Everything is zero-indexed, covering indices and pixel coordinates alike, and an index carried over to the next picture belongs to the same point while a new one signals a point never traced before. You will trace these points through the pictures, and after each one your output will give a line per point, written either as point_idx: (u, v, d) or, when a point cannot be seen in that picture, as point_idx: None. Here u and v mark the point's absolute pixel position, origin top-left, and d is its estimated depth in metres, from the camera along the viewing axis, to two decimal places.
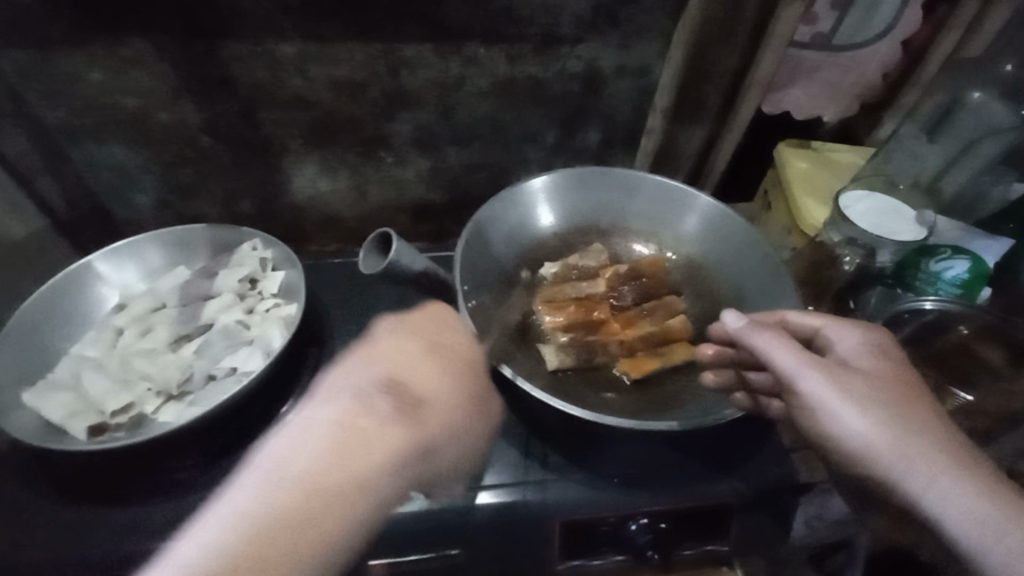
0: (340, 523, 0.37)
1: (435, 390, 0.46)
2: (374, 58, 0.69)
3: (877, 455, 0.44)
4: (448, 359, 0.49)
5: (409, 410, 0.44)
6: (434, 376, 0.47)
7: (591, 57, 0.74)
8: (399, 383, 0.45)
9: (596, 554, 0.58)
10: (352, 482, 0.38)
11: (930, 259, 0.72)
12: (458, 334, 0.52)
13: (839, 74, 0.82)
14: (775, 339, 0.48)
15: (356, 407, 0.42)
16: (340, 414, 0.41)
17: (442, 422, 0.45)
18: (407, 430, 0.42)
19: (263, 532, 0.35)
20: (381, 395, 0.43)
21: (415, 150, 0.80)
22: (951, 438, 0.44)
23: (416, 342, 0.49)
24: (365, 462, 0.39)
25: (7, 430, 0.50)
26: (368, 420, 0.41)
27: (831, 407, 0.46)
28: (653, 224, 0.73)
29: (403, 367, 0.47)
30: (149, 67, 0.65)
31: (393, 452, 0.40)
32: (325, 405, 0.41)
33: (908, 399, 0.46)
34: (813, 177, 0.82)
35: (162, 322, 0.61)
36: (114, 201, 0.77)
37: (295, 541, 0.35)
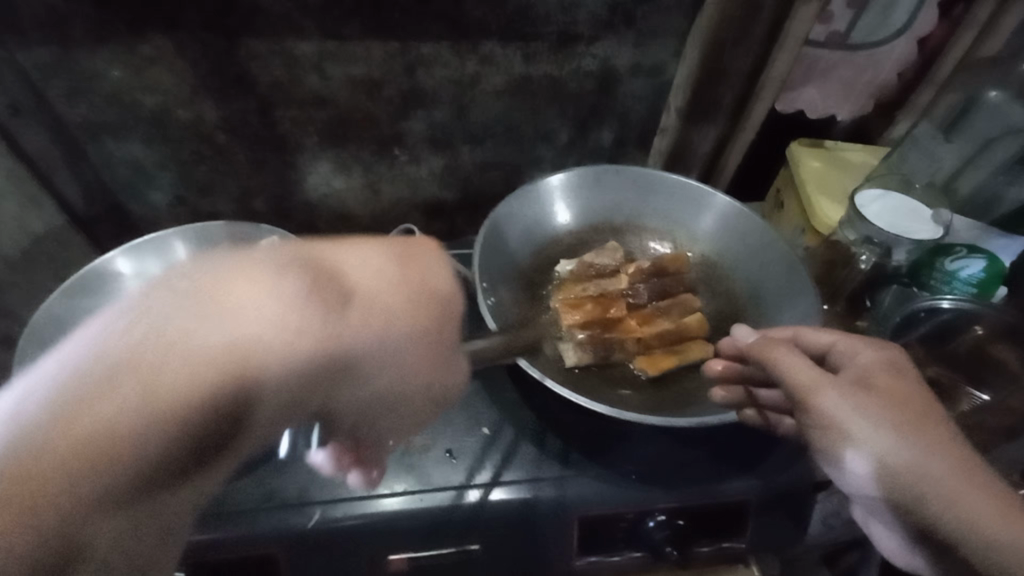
0: (206, 323, 0.29)
1: (376, 300, 0.35)
2: (393, 57, 0.69)
3: (890, 478, 0.42)
4: (413, 280, 0.37)
5: (327, 314, 0.32)
6: (380, 287, 0.35)
7: (607, 56, 0.75)
8: (337, 279, 0.34)
9: (613, 550, 0.59)
10: (225, 346, 0.29)
11: (945, 258, 0.73)
12: (427, 251, 0.39)
13: (854, 74, 0.82)
14: (790, 357, 0.47)
15: (258, 283, 0.31)
16: (248, 284, 0.31)
17: (368, 342, 0.34)
18: (308, 339, 0.31)
19: (82, 408, 0.26)
20: (303, 279, 0.32)
21: (430, 148, 0.80)
22: (967, 464, 0.42)
23: (378, 255, 0.36)
24: (245, 331, 0.29)
25: None
26: (267, 300, 0.31)
27: (845, 428, 0.44)
28: (667, 222, 0.73)
29: (351, 261, 0.35)
30: (169, 64, 0.65)
31: (288, 343, 0.30)
32: (233, 261, 0.31)
33: (923, 421, 0.44)
34: (826, 176, 0.82)
35: None
36: (131, 198, 0.77)
37: (106, 447, 0.26)
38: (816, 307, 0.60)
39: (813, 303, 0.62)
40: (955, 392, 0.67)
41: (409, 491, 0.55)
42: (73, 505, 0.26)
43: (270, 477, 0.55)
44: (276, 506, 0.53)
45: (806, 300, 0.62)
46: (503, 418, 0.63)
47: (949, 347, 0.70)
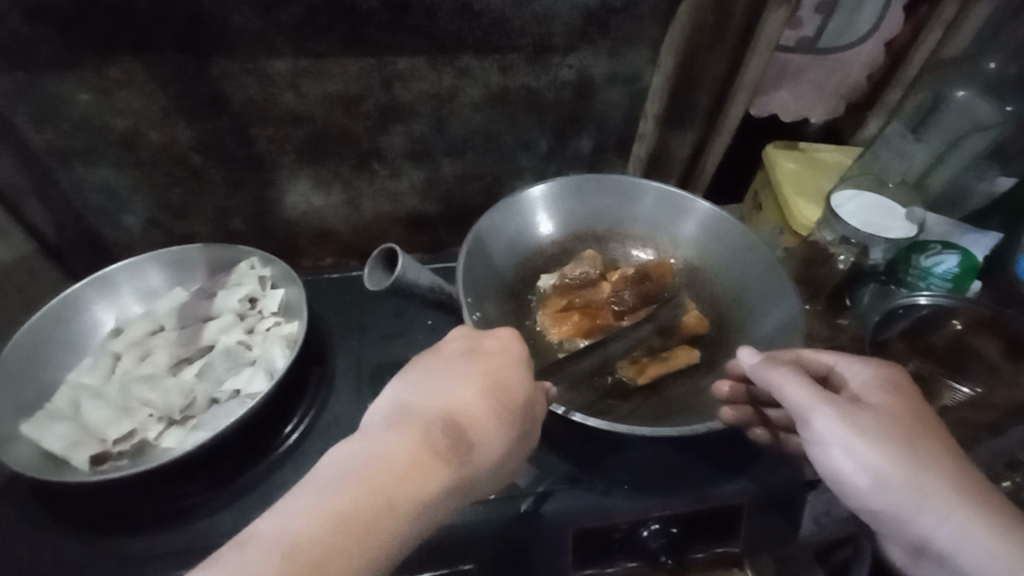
0: (396, 453, 0.40)
1: (489, 427, 0.44)
2: (369, 72, 0.69)
3: (890, 490, 0.43)
4: (502, 400, 0.46)
5: (466, 454, 0.42)
6: (496, 405, 0.45)
7: (583, 66, 0.75)
8: (459, 420, 0.43)
9: (609, 561, 0.58)
10: (406, 487, 0.38)
11: (920, 255, 0.75)
12: (513, 349, 0.49)
13: (823, 76, 0.84)
14: (791, 376, 0.47)
15: (418, 447, 0.40)
16: (412, 453, 0.40)
17: (490, 463, 0.43)
18: (452, 477, 0.40)
19: (332, 517, 0.35)
20: (438, 429, 0.42)
21: (409, 162, 0.80)
22: (963, 477, 0.43)
23: (475, 378, 0.46)
24: (412, 495, 0.38)
25: (6, 462, 0.49)
26: (427, 456, 0.40)
27: (844, 443, 0.44)
28: (648, 228, 0.74)
29: (467, 399, 0.45)
30: (138, 86, 0.64)
31: (429, 484, 0.39)
32: (391, 434, 0.41)
33: (922, 440, 0.44)
34: (801, 177, 0.83)
35: (160, 345, 0.60)
36: (104, 224, 0.76)
37: (370, 533, 0.36)
38: (799, 307, 0.61)
39: (798, 301, 0.62)
40: (937, 387, 0.69)
41: None
42: None
43: (259, 504, 0.55)
44: None
45: (790, 301, 0.62)
46: None
47: (929, 341, 0.72)
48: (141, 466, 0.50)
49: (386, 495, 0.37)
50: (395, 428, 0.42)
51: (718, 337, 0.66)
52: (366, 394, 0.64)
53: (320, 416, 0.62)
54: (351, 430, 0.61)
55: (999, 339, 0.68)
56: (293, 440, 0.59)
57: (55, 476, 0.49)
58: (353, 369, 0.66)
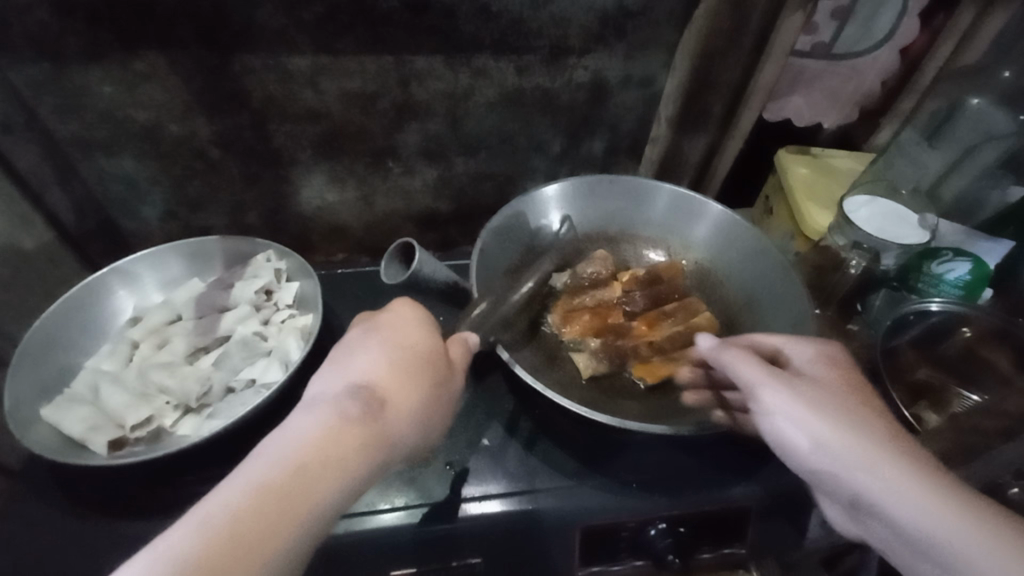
0: (310, 426, 0.40)
1: (406, 394, 0.45)
2: (386, 70, 0.70)
3: (831, 453, 0.43)
4: (411, 359, 0.47)
5: (384, 418, 0.43)
6: (410, 374, 0.46)
7: (598, 68, 0.76)
8: (372, 390, 0.44)
9: (615, 560, 0.58)
10: (326, 454, 0.39)
11: (933, 262, 0.74)
12: (417, 321, 0.50)
13: (837, 83, 0.84)
14: (741, 357, 0.49)
15: (335, 417, 0.41)
16: (328, 423, 0.41)
17: (408, 421, 0.45)
18: (374, 446, 0.41)
19: (253, 497, 0.36)
20: (350, 396, 0.43)
21: (423, 160, 0.81)
22: (900, 439, 0.43)
23: (385, 345, 0.48)
24: (330, 459, 0.39)
25: (27, 444, 0.50)
26: (344, 422, 0.41)
27: (789, 411, 0.46)
28: (660, 231, 0.74)
29: (375, 364, 0.46)
30: (161, 80, 0.65)
31: (347, 447, 0.40)
32: (306, 414, 0.41)
33: (856, 405, 0.46)
34: (814, 182, 0.84)
35: (178, 334, 0.61)
36: (122, 214, 0.77)
37: (293, 506, 0.36)
38: (811, 311, 0.61)
39: (810, 307, 0.61)
40: (946, 395, 0.69)
41: (408, 505, 0.55)
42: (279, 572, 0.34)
43: None
44: None
45: (803, 306, 0.62)
46: (502, 427, 0.63)
47: (940, 348, 0.72)
48: (157, 452, 0.51)
49: (307, 466, 0.38)
50: (309, 406, 0.42)
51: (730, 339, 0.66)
52: None
53: None
54: None
55: (1008, 351, 0.68)
56: None
57: (74, 459, 0.50)
58: None
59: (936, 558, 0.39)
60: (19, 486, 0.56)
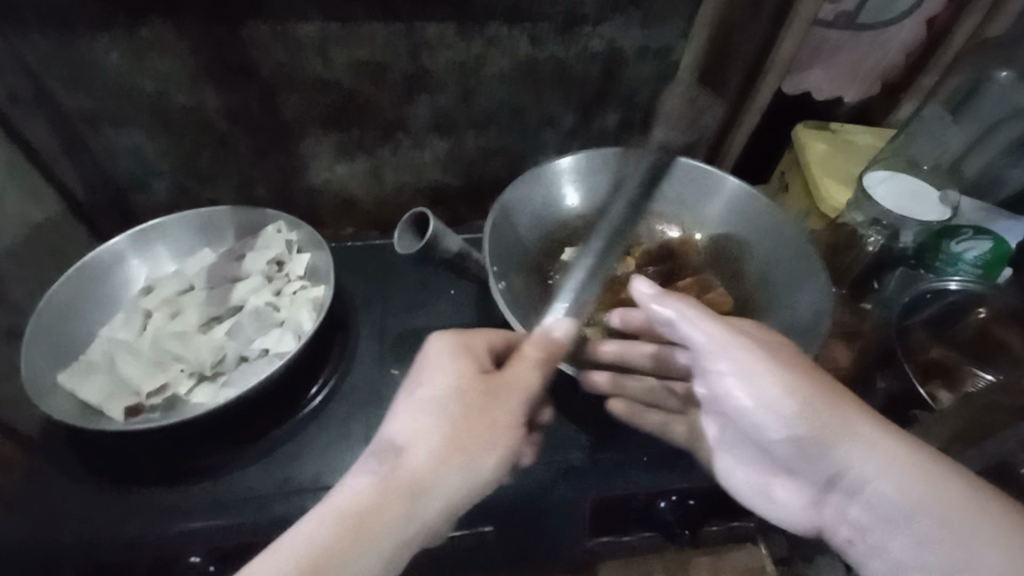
0: (355, 486, 0.42)
1: (456, 448, 0.44)
2: (396, 39, 0.68)
3: (788, 416, 0.46)
4: (469, 403, 0.46)
5: (426, 481, 0.42)
6: (446, 420, 0.45)
7: (613, 38, 0.74)
8: (421, 447, 0.43)
9: (626, 531, 0.60)
10: (364, 521, 0.40)
11: (950, 240, 0.74)
12: (465, 358, 0.49)
13: (860, 56, 0.82)
14: (692, 316, 0.50)
15: (383, 479, 0.42)
16: (375, 485, 0.41)
17: (457, 478, 0.43)
18: (406, 504, 0.41)
19: (289, 559, 0.38)
20: (393, 454, 0.43)
21: (433, 134, 0.79)
22: (849, 400, 0.46)
23: (444, 392, 0.46)
24: (374, 525, 0.40)
25: (47, 410, 0.50)
26: (387, 486, 0.41)
27: (745, 373, 0.48)
28: (676, 205, 0.73)
29: (427, 413, 0.45)
30: (168, 49, 0.64)
31: (388, 512, 0.41)
32: (363, 470, 0.43)
33: (806, 367, 0.48)
34: (831, 158, 0.82)
35: (191, 304, 0.61)
36: (132, 188, 0.76)
37: (331, 567, 0.38)
38: (827, 290, 0.61)
39: (828, 285, 0.61)
40: (959, 375, 0.68)
41: None
42: None
43: (286, 462, 0.56)
44: (292, 490, 0.55)
45: (819, 284, 0.61)
46: None
47: (954, 329, 0.71)
48: (173, 419, 0.51)
49: (349, 529, 0.40)
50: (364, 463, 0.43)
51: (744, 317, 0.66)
52: (389, 359, 0.65)
53: (345, 380, 0.63)
54: (374, 392, 0.62)
55: None
56: (318, 402, 0.60)
57: (94, 425, 0.50)
58: (375, 335, 0.67)
59: (917, 533, 0.43)
60: (41, 453, 0.57)
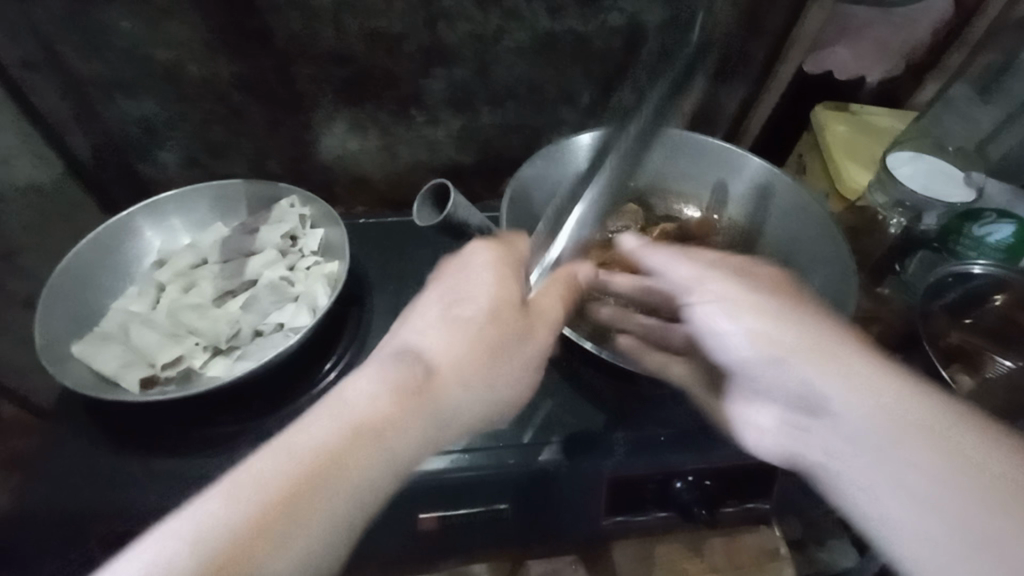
0: (357, 387, 0.39)
1: (471, 359, 0.42)
2: (414, 10, 0.67)
3: (768, 344, 0.45)
4: (483, 316, 0.44)
5: (436, 388, 0.40)
6: (481, 335, 0.43)
7: (635, 12, 0.72)
8: (431, 358, 0.42)
9: (641, 510, 0.59)
10: (370, 422, 0.37)
11: (974, 224, 0.69)
12: (504, 268, 0.46)
13: (887, 34, 0.80)
14: (668, 257, 0.51)
15: (391, 385, 0.39)
16: (383, 388, 0.39)
17: (468, 391, 0.41)
18: (424, 418, 0.39)
19: (289, 454, 0.35)
20: (402, 361, 0.41)
21: (448, 109, 0.78)
22: (839, 331, 0.44)
23: (456, 305, 0.44)
24: (381, 425, 0.37)
25: (62, 379, 0.50)
26: (396, 391, 0.39)
27: (724, 306, 0.47)
28: (696, 186, 0.73)
29: (439, 326, 0.43)
30: (181, 15, 0.62)
31: (397, 414, 0.38)
32: (368, 371, 0.40)
33: (793, 299, 0.47)
34: (853, 140, 0.80)
35: (205, 278, 0.60)
36: (141, 159, 0.75)
37: (334, 464, 0.35)
38: (851, 273, 0.59)
39: (853, 267, 0.59)
40: (980, 359, 0.67)
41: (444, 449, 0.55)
42: (319, 528, 0.34)
43: None
44: None
45: (842, 266, 0.60)
46: None
47: (975, 316, 0.70)
48: (189, 391, 0.51)
49: (356, 427, 0.37)
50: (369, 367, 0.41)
51: None
52: None
53: (359, 356, 0.62)
54: None
55: None
56: (332, 376, 0.60)
57: (110, 395, 0.50)
58: (389, 311, 0.66)
59: (892, 463, 0.39)
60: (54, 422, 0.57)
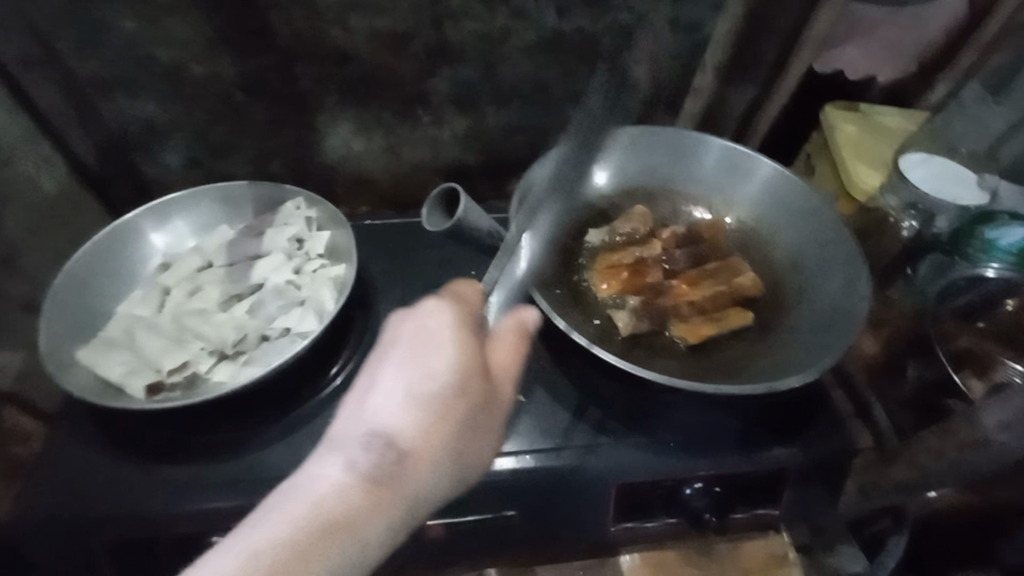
0: (320, 480, 0.37)
1: (437, 439, 0.40)
2: (420, 9, 0.66)
3: None
4: (451, 391, 0.41)
5: (405, 474, 0.39)
6: (448, 413, 0.41)
7: (642, 11, 0.71)
8: (397, 437, 0.39)
9: (650, 516, 0.59)
10: (336, 521, 0.36)
11: (986, 226, 0.70)
12: (467, 332, 0.43)
13: (897, 34, 0.79)
14: None
15: (355, 475, 0.37)
16: (348, 480, 0.37)
17: (436, 471, 0.40)
18: (392, 511, 0.38)
19: (251, 571, 0.33)
20: (367, 445, 0.39)
21: (453, 109, 0.77)
22: None
23: (420, 377, 0.41)
24: (347, 523, 0.36)
25: (66, 386, 0.50)
26: (360, 485, 0.37)
27: None
28: (706, 188, 0.72)
29: (403, 402, 0.41)
30: (185, 14, 0.62)
31: (366, 509, 0.37)
32: (331, 463, 0.38)
33: None
34: (862, 140, 0.79)
35: (210, 281, 0.60)
36: (144, 160, 0.74)
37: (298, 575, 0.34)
38: (864, 276, 0.59)
39: (865, 271, 0.59)
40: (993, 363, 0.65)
41: None
42: None
43: (306, 443, 0.56)
44: None
45: (855, 268, 0.60)
46: (538, 385, 0.62)
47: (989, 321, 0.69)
48: (195, 397, 0.50)
49: (322, 530, 0.36)
50: (331, 452, 0.39)
51: (777, 303, 0.63)
52: None
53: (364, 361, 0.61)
54: None
55: None
56: (338, 383, 0.59)
57: (116, 402, 0.50)
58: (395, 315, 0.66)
59: None
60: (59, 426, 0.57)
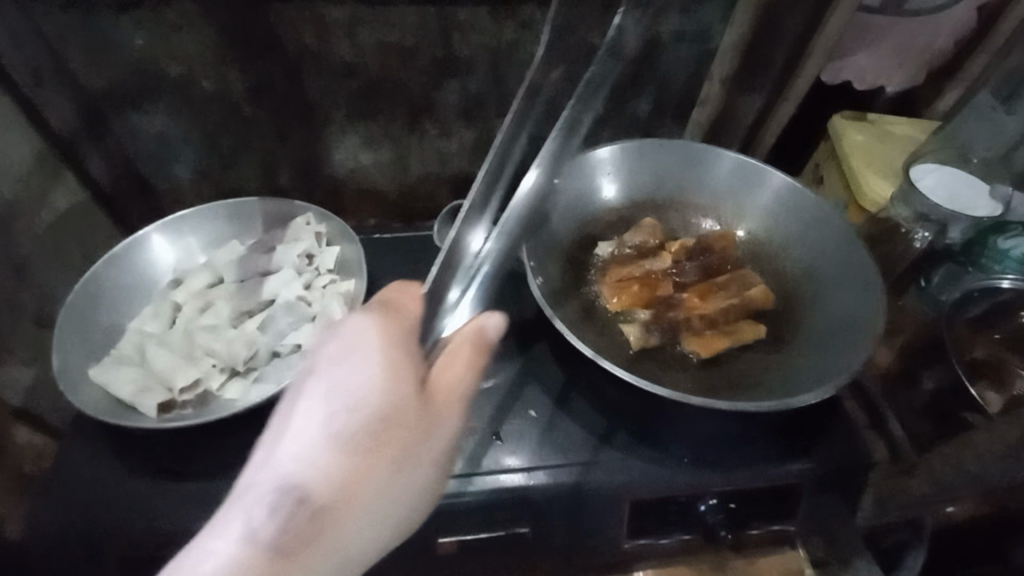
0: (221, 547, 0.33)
1: (361, 485, 0.35)
2: (428, 22, 0.66)
3: None
4: (372, 431, 0.35)
5: (324, 528, 0.34)
6: (371, 455, 0.35)
7: (649, 22, 0.71)
8: (310, 491, 0.34)
9: (663, 533, 0.58)
10: None
11: (1000, 236, 0.68)
12: (393, 357, 0.37)
13: (906, 40, 0.78)
14: None
15: (260, 540, 0.33)
16: (254, 545, 0.33)
17: (366, 517, 0.35)
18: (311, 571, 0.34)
19: None
20: (269, 508, 0.34)
21: (461, 121, 0.77)
22: None
23: (337, 415, 0.35)
24: None
25: (78, 404, 0.50)
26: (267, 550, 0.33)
27: None
28: (715, 199, 0.71)
29: (313, 450, 0.35)
30: (196, 29, 0.62)
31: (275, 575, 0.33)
32: (234, 525, 0.34)
33: None
34: (870, 149, 0.79)
35: (221, 297, 0.60)
36: (153, 174, 0.74)
37: None
38: (878, 290, 0.58)
39: (880, 284, 0.59)
40: (1007, 373, 0.66)
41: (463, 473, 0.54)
42: None
43: None
44: None
45: (871, 282, 0.59)
46: (550, 399, 0.62)
47: (1003, 330, 0.69)
48: (206, 415, 0.50)
49: None
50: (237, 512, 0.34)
51: (790, 317, 0.63)
52: None
53: None
54: None
55: None
56: None
57: (128, 420, 0.50)
58: None
59: None
60: (69, 442, 0.57)
